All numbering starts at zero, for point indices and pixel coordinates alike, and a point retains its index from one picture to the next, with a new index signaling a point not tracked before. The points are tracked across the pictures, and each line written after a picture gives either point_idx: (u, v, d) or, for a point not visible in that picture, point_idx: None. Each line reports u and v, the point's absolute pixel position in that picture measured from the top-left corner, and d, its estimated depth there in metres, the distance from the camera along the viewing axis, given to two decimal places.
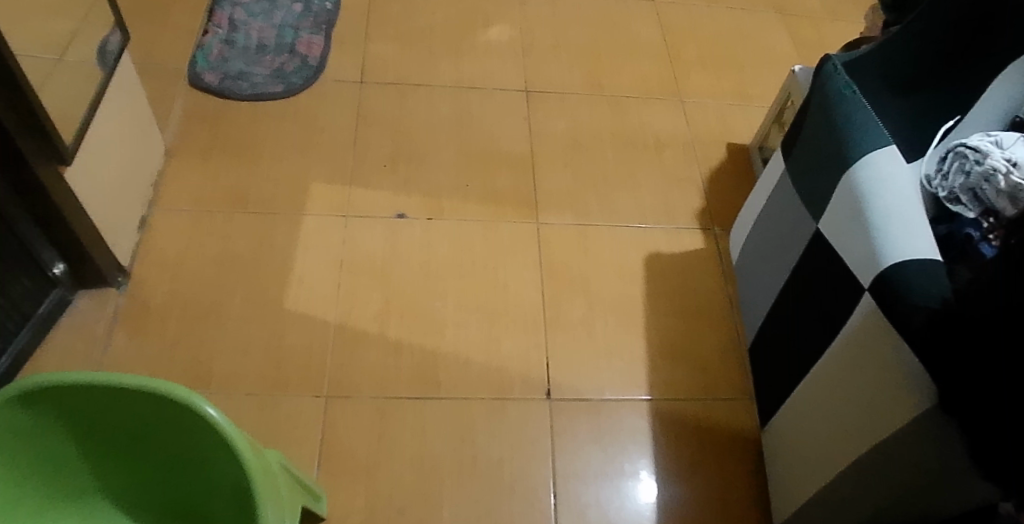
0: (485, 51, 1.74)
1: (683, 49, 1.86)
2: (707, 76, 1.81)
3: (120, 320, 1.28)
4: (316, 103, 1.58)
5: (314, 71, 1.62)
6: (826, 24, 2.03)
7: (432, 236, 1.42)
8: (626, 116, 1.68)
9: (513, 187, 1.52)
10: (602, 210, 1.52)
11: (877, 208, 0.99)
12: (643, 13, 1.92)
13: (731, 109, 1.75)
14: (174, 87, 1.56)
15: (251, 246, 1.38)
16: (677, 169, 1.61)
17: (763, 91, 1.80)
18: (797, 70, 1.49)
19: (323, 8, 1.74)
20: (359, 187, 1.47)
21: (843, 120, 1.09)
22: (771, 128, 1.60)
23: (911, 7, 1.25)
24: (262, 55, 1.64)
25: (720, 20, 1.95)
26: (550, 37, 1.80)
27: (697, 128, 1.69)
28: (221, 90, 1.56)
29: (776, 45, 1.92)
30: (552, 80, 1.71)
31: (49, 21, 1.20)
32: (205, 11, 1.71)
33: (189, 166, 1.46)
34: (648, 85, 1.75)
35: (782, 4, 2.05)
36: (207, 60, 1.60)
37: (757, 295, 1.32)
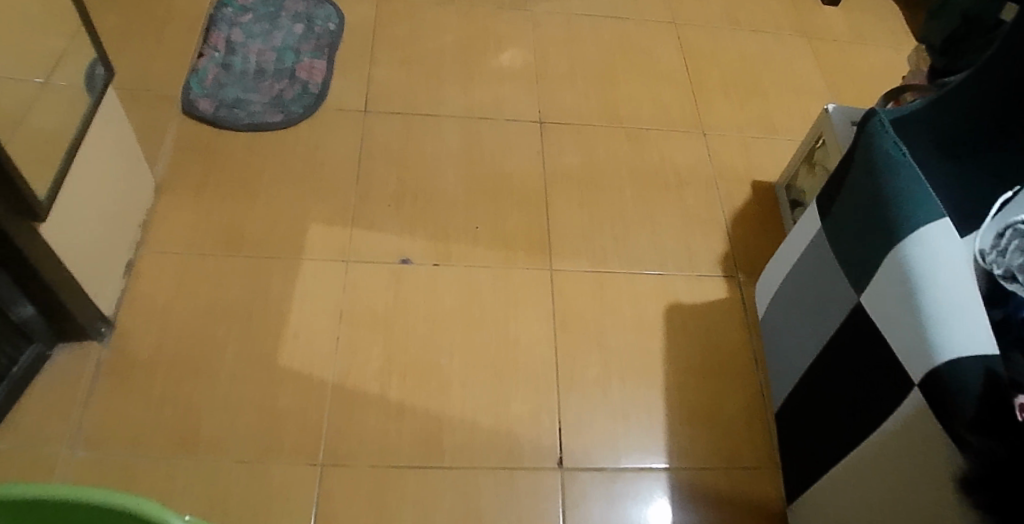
0: (496, 76, 1.63)
1: (706, 74, 1.74)
2: (732, 106, 1.70)
3: (102, 375, 1.20)
4: (318, 135, 1.48)
5: (316, 98, 1.52)
6: (854, 48, 1.92)
7: (438, 285, 1.33)
8: (646, 150, 1.58)
9: (525, 228, 1.42)
10: (620, 255, 1.43)
11: (928, 288, 0.90)
12: (663, 33, 1.80)
13: (756, 142, 1.65)
14: (165, 115, 1.46)
15: (245, 295, 1.29)
16: (699, 209, 1.52)
17: (790, 124, 1.70)
18: (831, 109, 1.41)
19: (326, 29, 1.62)
20: (361, 227, 1.38)
21: (891, 187, 0.98)
22: (800, 168, 1.51)
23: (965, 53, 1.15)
24: (260, 80, 1.53)
25: (745, 42, 1.84)
26: (565, 61, 1.69)
27: (720, 164, 1.60)
28: (217, 120, 1.46)
29: (803, 72, 1.82)
30: (567, 110, 1.61)
31: (37, 39, 1.18)
32: (201, 30, 1.59)
33: (180, 204, 1.37)
34: (670, 115, 1.65)
35: (809, 25, 1.94)
36: (201, 86, 1.50)
37: (786, 357, 1.23)
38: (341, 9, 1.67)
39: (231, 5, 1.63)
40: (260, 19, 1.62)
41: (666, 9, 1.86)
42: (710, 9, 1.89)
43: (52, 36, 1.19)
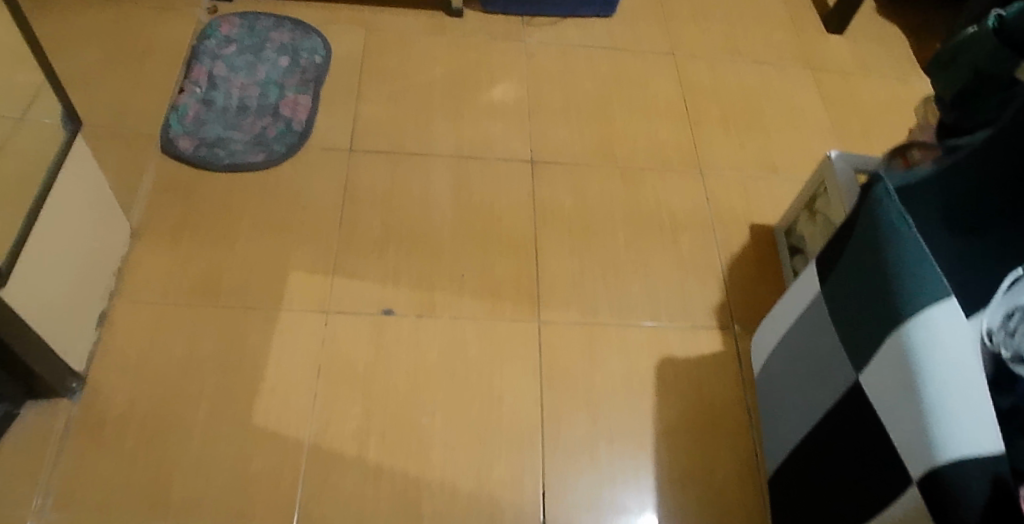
0: (487, 112, 1.58)
1: (705, 109, 1.69)
2: (731, 143, 1.64)
3: (71, 434, 1.15)
4: (301, 176, 1.44)
5: (300, 137, 1.47)
6: (858, 80, 1.86)
7: (422, 338, 1.29)
8: (640, 191, 1.53)
9: (513, 277, 1.38)
10: (611, 305, 1.38)
11: (927, 374, 0.85)
12: (661, 64, 1.74)
13: (755, 183, 1.60)
14: (143, 155, 1.42)
15: (221, 348, 1.25)
16: (694, 255, 1.47)
17: (791, 162, 1.65)
18: (833, 156, 1.36)
19: (312, 62, 1.57)
20: (343, 276, 1.34)
21: (894, 263, 0.92)
22: (800, 214, 1.46)
23: (978, 109, 1.05)
24: (243, 117, 1.48)
25: (745, 74, 1.78)
26: (559, 95, 1.63)
27: (716, 206, 1.54)
28: (196, 160, 1.42)
29: (805, 107, 1.76)
30: (559, 148, 1.55)
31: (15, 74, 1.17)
32: (183, 63, 1.54)
33: (157, 250, 1.33)
34: (666, 154, 1.59)
35: (812, 56, 1.88)
36: (182, 124, 1.45)
37: (781, 421, 1.18)
38: (329, 40, 1.62)
39: (214, 37, 1.58)
40: (244, 51, 1.57)
41: (665, 38, 1.79)
42: (711, 39, 1.83)
43: (26, 72, 1.16)
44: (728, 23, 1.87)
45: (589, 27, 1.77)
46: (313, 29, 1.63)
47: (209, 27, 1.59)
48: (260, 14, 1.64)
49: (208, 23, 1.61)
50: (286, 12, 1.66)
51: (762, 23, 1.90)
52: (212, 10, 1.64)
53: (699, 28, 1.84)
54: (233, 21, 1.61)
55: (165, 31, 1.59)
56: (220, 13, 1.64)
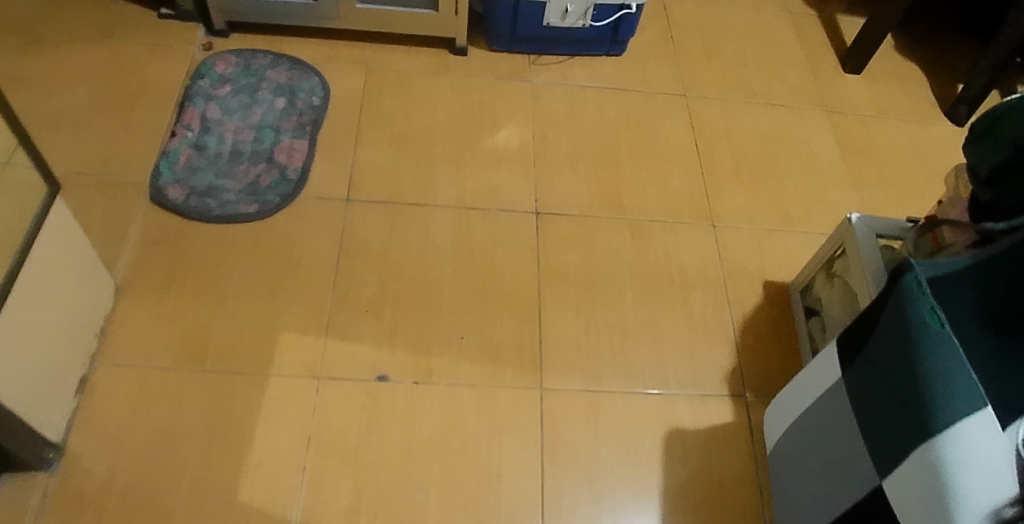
0: (490, 160, 1.51)
1: (718, 155, 1.62)
2: (745, 194, 1.57)
3: (46, 511, 1.09)
4: (294, 228, 1.37)
5: (294, 186, 1.41)
6: (876, 125, 1.79)
7: (417, 407, 1.23)
8: (649, 246, 1.46)
9: (514, 340, 1.31)
10: (616, 371, 1.32)
11: (958, 494, 0.79)
12: (673, 107, 1.67)
13: (769, 237, 1.53)
14: (131, 205, 1.36)
15: (206, 416, 1.19)
16: (704, 317, 1.40)
17: (806, 215, 1.58)
18: (854, 219, 1.30)
19: (309, 104, 1.51)
20: (336, 338, 1.27)
21: (925, 365, 0.86)
22: (817, 274, 1.40)
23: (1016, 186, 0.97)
24: (236, 164, 1.42)
25: (760, 118, 1.71)
26: (566, 141, 1.56)
27: (729, 263, 1.48)
28: (186, 210, 1.36)
29: (822, 154, 1.69)
30: (565, 198, 1.48)
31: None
32: (176, 104, 1.48)
33: (142, 308, 1.27)
34: (677, 205, 1.52)
35: (829, 98, 1.81)
36: (172, 171, 1.40)
37: (796, 508, 1.12)
38: (327, 80, 1.56)
39: (208, 76, 1.52)
40: (240, 91, 1.51)
41: (677, 79, 1.72)
42: (725, 80, 1.76)
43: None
44: (743, 63, 1.80)
45: (598, 66, 1.70)
46: (312, 68, 1.56)
47: (203, 65, 1.53)
48: (256, 51, 1.58)
49: (202, 60, 1.55)
50: (283, 49, 1.59)
51: (778, 63, 1.83)
52: (206, 47, 1.58)
53: (713, 67, 1.77)
54: (228, 59, 1.55)
55: (158, 70, 1.53)
56: (215, 50, 1.58)
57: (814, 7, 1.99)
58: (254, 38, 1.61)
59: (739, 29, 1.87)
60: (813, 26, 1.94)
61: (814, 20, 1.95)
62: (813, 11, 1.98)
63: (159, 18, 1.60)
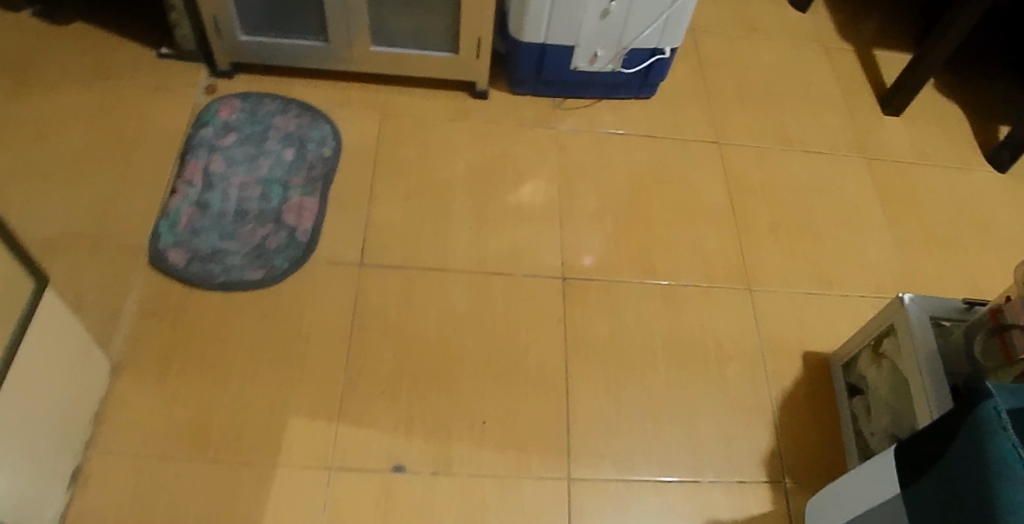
0: (514, 217, 1.41)
1: (753, 211, 1.52)
2: (782, 254, 1.48)
3: None
4: (304, 296, 1.28)
5: (304, 249, 1.31)
6: (919, 172, 1.69)
7: (436, 501, 1.14)
8: (682, 315, 1.37)
9: (540, 423, 1.23)
10: (649, 457, 1.23)
11: None
12: (705, 156, 1.57)
13: (808, 302, 1.44)
14: (129, 270, 1.27)
15: (208, 512, 1.10)
16: (741, 393, 1.32)
17: (847, 277, 1.49)
18: (908, 301, 1.19)
19: (319, 156, 1.41)
20: (349, 423, 1.19)
21: None
22: (863, 351, 1.31)
23: None
24: (241, 224, 1.33)
25: (797, 167, 1.61)
26: (593, 196, 1.47)
27: (767, 332, 1.39)
28: (188, 278, 1.27)
29: (862, 207, 1.60)
30: (593, 262, 1.39)
31: None
32: (176, 156, 1.38)
33: (141, 387, 1.18)
34: (711, 268, 1.43)
35: (869, 142, 1.71)
36: (172, 233, 1.30)
37: None
38: (339, 128, 1.46)
39: (211, 124, 1.42)
40: (245, 141, 1.41)
41: (710, 124, 1.63)
42: (760, 124, 1.66)
43: None
44: (778, 105, 1.70)
45: (627, 110, 1.60)
46: (322, 114, 1.46)
47: (206, 111, 1.43)
48: (263, 94, 1.48)
49: (205, 105, 1.44)
50: (292, 92, 1.49)
51: (815, 105, 1.73)
52: (209, 89, 1.47)
53: (747, 111, 1.67)
54: (233, 104, 1.45)
55: (158, 116, 1.42)
56: (219, 93, 1.47)
57: (852, 42, 1.88)
58: (260, 80, 1.50)
59: (773, 67, 1.77)
60: (850, 62, 1.84)
61: (851, 56, 1.85)
62: (850, 46, 1.87)
63: (159, 57, 1.49)
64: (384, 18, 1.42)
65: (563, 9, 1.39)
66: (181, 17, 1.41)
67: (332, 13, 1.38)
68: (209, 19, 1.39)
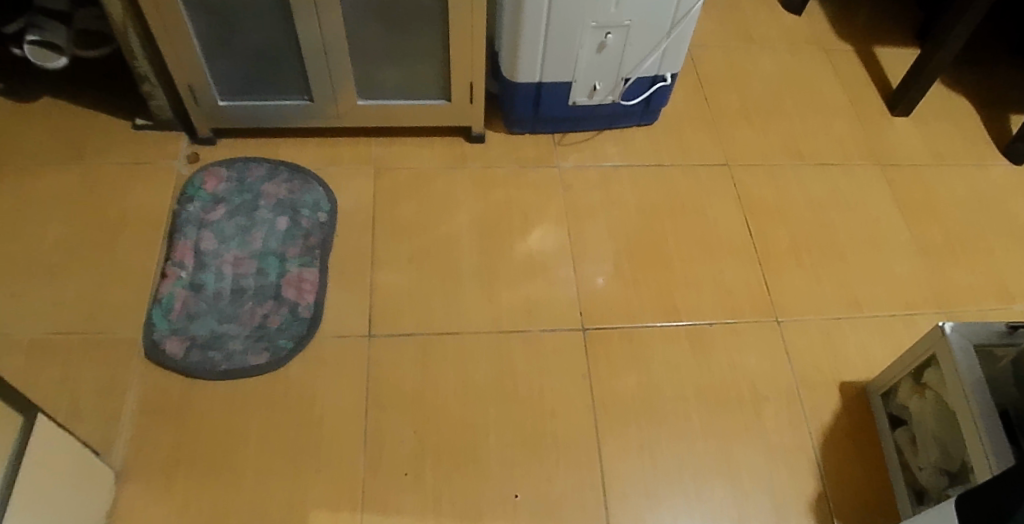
0: (525, 269, 1.35)
1: (772, 235, 1.45)
2: (807, 278, 1.42)
3: None
4: (314, 376, 1.21)
5: (308, 326, 1.24)
6: (937, 172, 1.62)
7: None
8: (711, 356, 1.30)
9: (575, 490, 1.16)
10: (693, 515, 1.16)
11: None
12: (716, 181, 1.51)
13: (838, 328, 1.37)
14: (125, 366, 1.19)
15: None
16: (780, 434, 1.25)
17: (876, 295, 1.42)
18: (950, 331, 1.12)
19: (315, 222, 1.34)
20: (374, 512, 1.11)
21: None
22: (903, 379, 1.23)
23: None
24: (239, 304, 1.25)
25: (811, 182, 1.54)
26: (605, 236, 1.41)
27: (800, 365, 1.32)
28: (188, 368, 1.19)
29: (883, 218, 1.53)
30: (613, 308, 1.33)
31: None
32: (164, 236, 1.31)
33: (148, 494, 1.10)
34: (736, 301, 1.37)
35: (882, 147, 1.64)
36: (167, 320, 1.23)
37: None
38: (332, 189, 1.39)
39: (198, 197, 1.34)
40: (235, 212, 1.34)
41: (716, 146, 1.56)
42: (767, 141, 1.59)
43: None
44: (784, 118, 1.63)
45: (630, 140, 1.54)
46: (314, 176, 1.39)
47: (191, 183, 1.36)
48: (250, 159, 1.40)
49: (189, 177, 1.37)
50: (280, 154, 1.42)
51: (822, 113, 1.66)
52: (192, 159, 1.40)
53: (752, 127, 1.61)
54: (219, 173, 1.38)
55: (140, 193, 1.35)
56: (203, 161, 1.40)
57: (851, 41, 1.81)
58: (245, 143, 1.43)
59: (775, 78, 1.70)
60: (852, 63, 1.77)
61: (852, 56, 1.78)
62: (850, 46, 1.80)
63: (135, 128, 1.41)
64: (369, 69, 1.35)
65: (557, 46, 1.34)
66: (154, 87, 1.33)
67: (315, 70, 1.31)
68: (184, 87, 1.31)
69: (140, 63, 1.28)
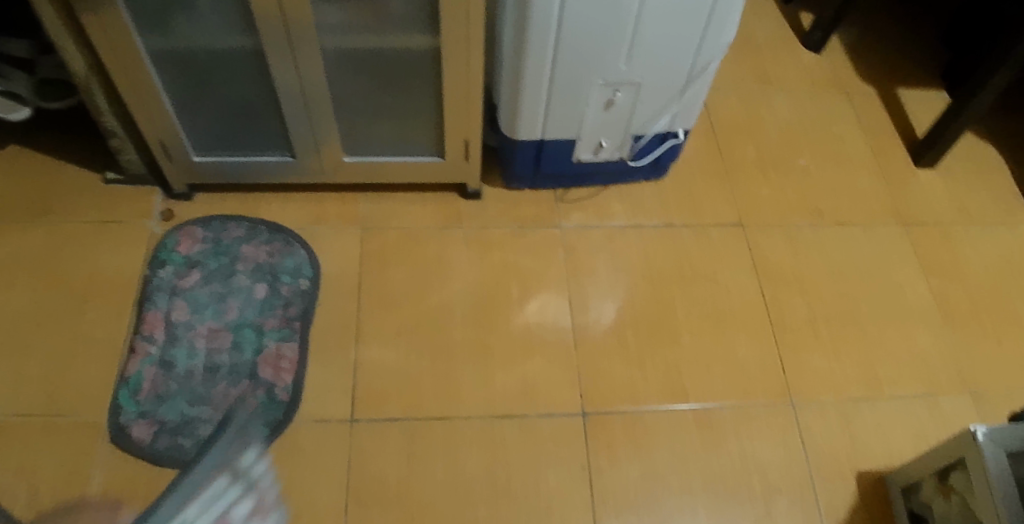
0: (522, 344, 1.25)
1: (788, 304, 1.36)
2: (825, 353, 1.31)
3: None
4: (290, 467, 1.12)
5: (286, 409, 1.15)
6: (968, 232, 1.49)
7: None
8: (720, 444, 1.20)
9: None
10: None
11: None
12: (728, 244, 1.41)
13: (858, 411, 1.26)
14: (86, 453, 1.10)
15: None
16: None
17: (898, 373, 1.31)
18: (978, 431, 0.98)
19: (296, 290, 1.25)
20: None
21: None
22: (928, 480, 1.11)
23: None
24: (213, 384, 1.16)
25: (831, 244, 1.44)
26: (608, 306, 1.31)
27: (816, 454, 1.21)
28: (155, 457, 1.09)
29: (908, 284, 1.41)
30: (616, 388, 1.23)
31: None
32: (134, 306, 1.21)
33: None
34: (748, 381, 1.27)
35: (906, 202, 1.52)
36: (134, 403, 1.13)
37: None
38: (316, 252, 1.29)
39: (171, 262, 1.25)
40: (211, 279, 1.25)
41: (729, 203, 1.46)
42: (783, 197, 1.49)
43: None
44: (802, 172, 1.53)
45: (637, 198, 1.45)
46: (296, 237, 1.30)
47: (164, 246, 1.26)
48: (228, 218, 1.31)
49: (162, 237, 1.28)
50: (261, 213, 1.33)
51: (843, 165, 1.55)
52: (166, 216, 1.30)
53: (767, 182, 1.51)
54: (194, 234, 1.29)
55: (109, 256, 1.25)
56: (177, 220, 1.31)
57: (875, 85, 1.70)
58: (224, 200, 1.34)
59: (792, 126, 1.60)
60: (874, 108, 1.66)
61: (875, 101, 1.67)
62: (872, 89, 1.69)
63: (106, 182, 1.32)
64: (357, 125, 1.25)
65: (561, 102, 1.23)
66: (123, 142, 1.24)
67: (297, 127, 1.20)
68: (156, 145, 1.22)
69: (106, 118, 1.19)
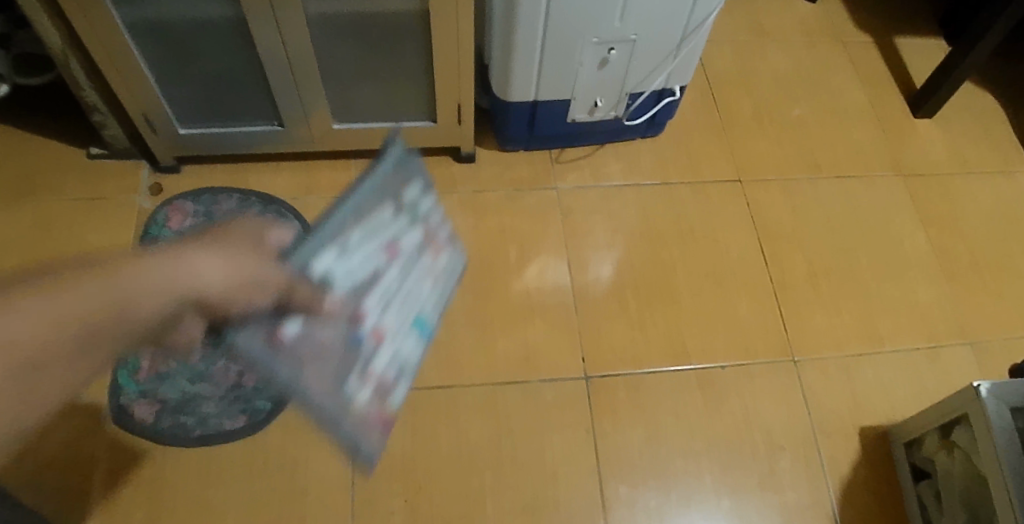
0: (522, 309, 1.24)
1: (788, 261, 1.35)
2: (825, 308, 1.31)
3: None
4: (295, 441, 1.11)
5: None
6: (967, 182, 1.48)
7: None
8: (723, 402, 1.21)
9: None
10: None
11: None
12: (727, 201, 1.39)
13: (859, 366, 1.27)
14: (89, 435, 1.09)
15: None
16: (799, 491, 1.16)
17: (898, 326, 1.31)
18: (985, 391, 0.98)
19: None
20: None
21: None
22: (930, 434, 1.11)
23: None
24: (212, 361, 1.16)
25: (830, 198, 1.43)
26: (608, 268, 1.30)
27: (818, 409, 1.22)
28: (159, 435, 1.10)
29: (908, 237, 1.41)
30: (618, 351, 1.23)
31: None
32: None
33: None
34: (749, 339, 1.27)
35: (905, 153, 1.51)
36: (134, 383, 1.13)
37: None
38: (309, 223, 1.27)
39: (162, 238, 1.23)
40: None
41: (726, 160, 1.44)
42: (782, 152, 1.47)
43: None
44: (800, 125, 1.51)
45: (634, 157, 1.42)
46: (288, 208, 1.28)
47: (153, 222, 1.24)
48: (217, 191, 1.28)
49: (151, 213, 1.25)
50: (252, 184, 1.30)
51: (841, 117, 1.53)
52: (155, 191, 1.27)
53: (765, 137, 1.48)
54: (183, 208, 1.26)
55: (99, 234, 1.23)
56: (167, 194, 1.28)
57: (872, 33, 1.66)
58: (213, 172, 1.30)
59: (789, 79, 1.57)
60: (872, 58, 1.63)
61: (873, 50, 1.64)
62: (870, 38, 1.65)
63: (90, 158, 1.29)
64: (346, 92, 1.21)
65: (555, 62, 1.20)
66: (105, 117, 1.20)
67: (283, 95, 1.17)
68: (139, 118, 1.18)
69: (87, 93, 1.15)
